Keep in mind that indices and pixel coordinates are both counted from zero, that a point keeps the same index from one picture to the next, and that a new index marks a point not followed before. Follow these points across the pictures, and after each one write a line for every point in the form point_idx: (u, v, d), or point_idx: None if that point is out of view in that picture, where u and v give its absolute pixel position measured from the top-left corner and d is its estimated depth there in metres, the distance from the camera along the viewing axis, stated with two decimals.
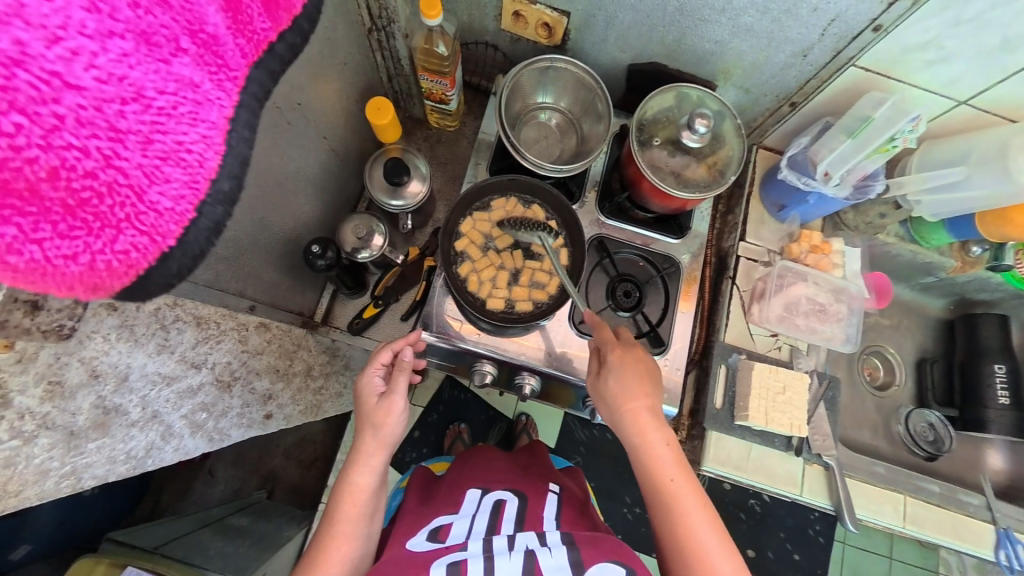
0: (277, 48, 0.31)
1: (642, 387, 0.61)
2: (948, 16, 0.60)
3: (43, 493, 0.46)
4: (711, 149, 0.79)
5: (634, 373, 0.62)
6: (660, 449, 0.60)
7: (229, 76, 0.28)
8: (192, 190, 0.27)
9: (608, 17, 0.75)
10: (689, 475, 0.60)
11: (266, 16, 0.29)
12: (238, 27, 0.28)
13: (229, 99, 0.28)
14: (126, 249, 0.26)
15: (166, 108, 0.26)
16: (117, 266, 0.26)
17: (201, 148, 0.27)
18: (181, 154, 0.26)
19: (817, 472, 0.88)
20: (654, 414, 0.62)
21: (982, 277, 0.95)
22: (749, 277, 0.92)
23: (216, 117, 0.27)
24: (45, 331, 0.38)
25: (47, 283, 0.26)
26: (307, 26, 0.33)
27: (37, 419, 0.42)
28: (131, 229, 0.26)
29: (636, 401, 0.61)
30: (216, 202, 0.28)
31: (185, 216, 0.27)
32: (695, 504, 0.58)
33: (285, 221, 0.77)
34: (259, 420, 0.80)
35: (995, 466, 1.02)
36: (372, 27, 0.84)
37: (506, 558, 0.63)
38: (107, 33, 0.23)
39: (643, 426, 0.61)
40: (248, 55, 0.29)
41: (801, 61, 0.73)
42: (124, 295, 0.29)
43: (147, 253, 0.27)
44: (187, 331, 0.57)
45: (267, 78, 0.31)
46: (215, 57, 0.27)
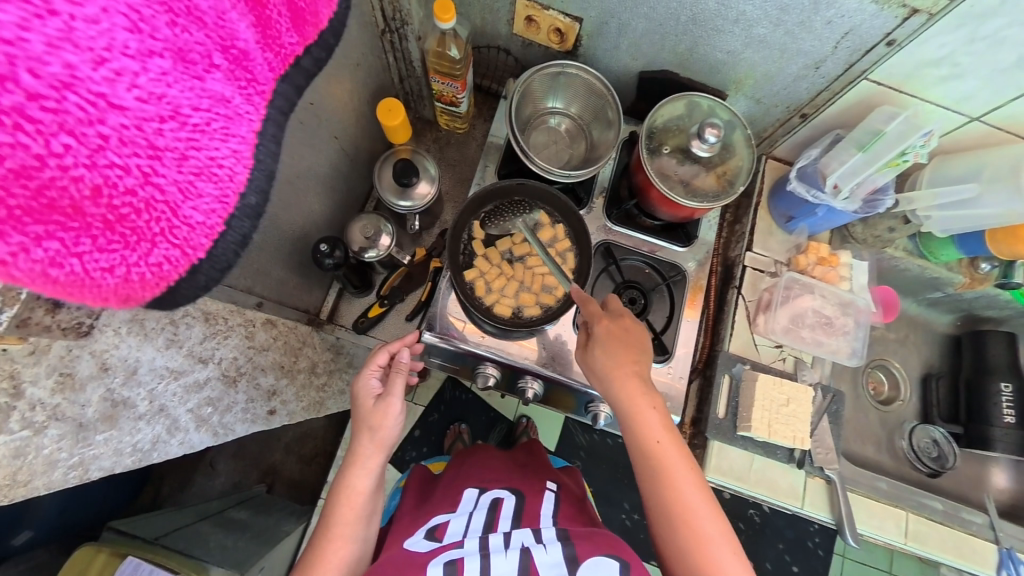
0: (303, 62, 0.32)
1: (626, 351, 0.62)
2: (962, 33, 0.60)
3: (51, 484, 0.46)
4: (721, 158, 0.78)
5: (618, 343, 0.63)
6: (646, 410, 0.60)
7: (258, 91, 0.28)
8: (223, 205, 0.28)
9: (621, 25, 0.76)
10: (674, 435, 0.61)
11: (294, 31, 0.30)
12: (267, 42, 0.29)
13: (257, 113, 0.29)
14: (160, 262, 0.27)
15: (201, 124, 0.26)
16: (150, 278, 0.27)
17: (232, 162, 0.28)
18: (213, 170, 0.27)
19: (818, 484, 0.87)
20: (641, 377, 0.62)
21: (990, 294, 0.95)
22: (755, 287, 0.92)
23: (246, 131, 0.28)
24: (64, 328, 0.39)
25: (83, 295, 0.26)
26: (331, 40, 0.34)
27: (48, 410, 0.43)
28: (165, 243, 0.27)
29: (625, 367, 0.62)
30: (244, 216, 0.29)
31: (215, 230, 0.28)
32: (684, 469, 0.59)
33: (294, 219, 0.78)
34: (263, 415, 0.81)
35: (999, 485, 1.01)
36: (385, 28, 0.85)
37: (502, 556, 0.64)
38: (147, 52, 0.23)
39: (633, 394, 0.61)
40: (275, 68, 0.30)
41: (813, 73, 0.73)
42: (154, 303, 0.30)
43: (178, 266, 0.28)
44: (195, 327, 0.58)
45: (291, 92, 0.31)
46: (245, 71, 0.28)
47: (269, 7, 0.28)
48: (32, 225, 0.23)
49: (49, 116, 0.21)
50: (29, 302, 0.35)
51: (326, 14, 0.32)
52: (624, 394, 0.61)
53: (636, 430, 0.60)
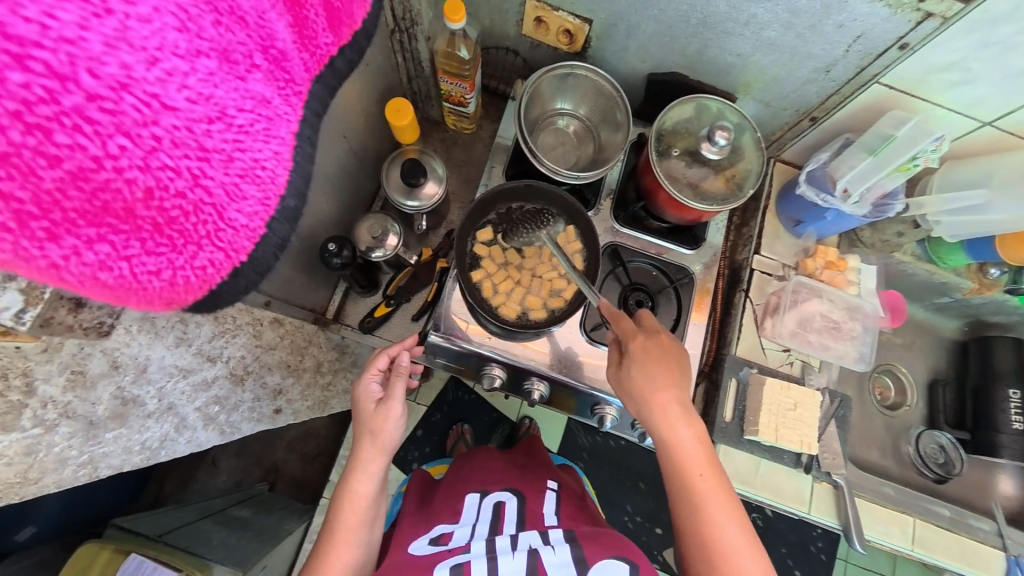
0: (337, 63, 0.32)
1: (668, 376, 0.60)
2: (974, 38, 0.60)
3: (61, 481, 0.46)
4: (729, 161, 0.78)
5: (659, 367, 0.60)
6: (684, 435, 0.59)
7: (295, 91, 0.28)
8: (265, 207, 0.28)
9: (631, 27, 0.75)
10: (711, 459, 0.60)
11: (329, 32, 0.30)
12: (303, 42, 0.29)
13: (294, 113, 0.29)
14: (204, 265, 0.28)
15: (245, 125, 0.26)
16: (193, 280, 0.28)
17: (274, 164, 0.28)
18: (257, 172, 0.27)
19: (824, 489, 0.87)
20: (682, 403, 0.60)
21: (999, 300, 0.94)
22: (762, 291, 0.91)
23: (286, 132, 0.28)
24: (84, 328, 0.39)
25: (128, 298, 0.27)
26: (364, 42, 0.34)
27: (59, 408, 0.43)
28: (210, 246, 0.27)
29: (663, 391, 0.59)
30: (282, 218, 0.30)
31: (257, 233, 0.29)
32: (718, 494, 0.58)
33: (302, 219, 0.78)
34: (268, 414, 0.81)
35: (1005, 492, 1.01)
36: (394, 28, 0.85)
37: (510, 557, 0.64)
38: (196, 52, 0.23)
39: (670, 419, 0.59)
40: (310, 68, 0.30)
41: (823, 77, 0.73)
42: (195, 306, 0.30)
43: (221, 269, 0.28)
44: (205, 326, 0.58)
45: (325, 92, 0.32)
46: (283, 72, 0.28)
47: (305, 7, 0.28)
48: (85, 228, 0.23)
49: (106, 117, 0.21)
50: (53, 301, 0.35)
51: (359, 15, 0.32)
52: (663, 419, 0.59)
53: (673, 456, 0.59)
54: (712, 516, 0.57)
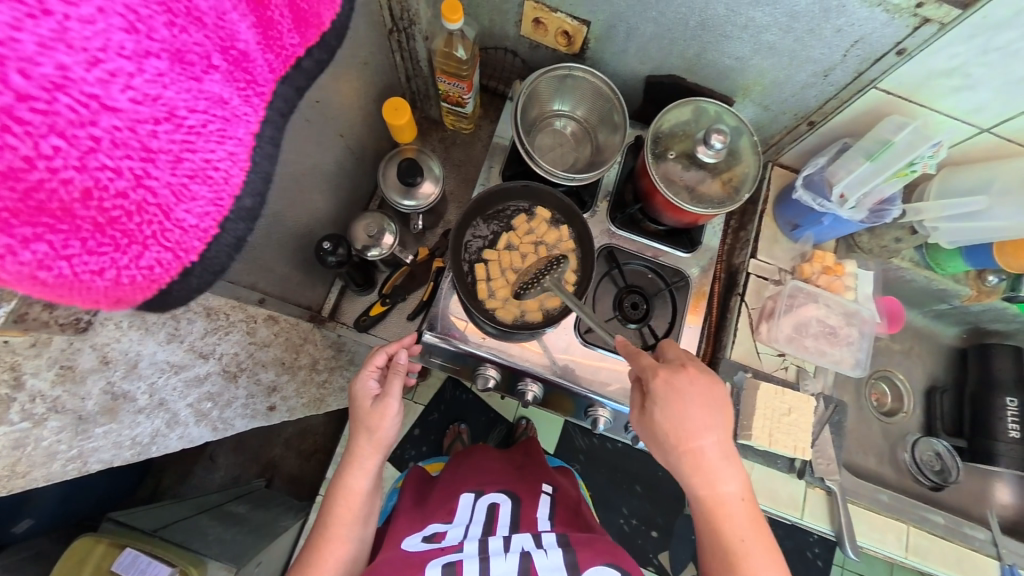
0: (304, 63, 0.32)
1: (703, 419, 0.57)
2: (974, 44, 0.59)
3: (50, 475, 0.46)
4: (726, 165, 0.78)
5: (694, 409, 0.57)
6: (723, 482, 0.57)
7: (257, 92, 0.28)
8: (217, 207, 0.27)
9: (629, 29, 0.75)
10: (748, 504, 0.58)
11: (296, 33, 0.30)
12: (268, 42, 0.29)
13: (255, 115, 0.28)
14: (150, 265, 0.27)
15: (197, 126, 0.26)
16: (140, 281, 0.27)
17: (228, 165, 0.27)
18: (208, 173, 0.26)
19: (818, 496, 0.87)
20: (718, 447, 0.58)
21: (997, 307, 0.93)
22: (759, 294, 0.90)
23: (243, 133, 0.28)
24: (63, 324, 0.39)
25: (72, 297, 0.26)
26: (333, 42, 0.34)
27: (48, 402, 0.43)
28: (156, 246, 0.26)
29: (699, 435, 0.57)
30: (239, 219, 0.29)
31: (208, 233, 0.28)
32: (754, 543, 0.57)
33: (297, 216, 0.79)
34: (262, 411, 0.81)
35: (1003, 501, 1.00)
36: (393, 27, 0.85)
37: (502, 558, 0.64)
38: (144, 53, 0.23)
39: (702, 465, 0.57)
40: (275, 69, 0.30)
41: (822, 81, 0.73)
42: (148, 306, 0.29)
43: (170, 269, 0.27)
44: (197, 322, 0.58)
45: (292, 93, 0.31)
46: (244, 73, 0.28)
47: (269, 8, 0.29)
48: (21, 227, 0.23)
49: (38, 118, 0.21)
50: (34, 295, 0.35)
51: (328, 15, 0.32)
52: (696, 465, 0.57)
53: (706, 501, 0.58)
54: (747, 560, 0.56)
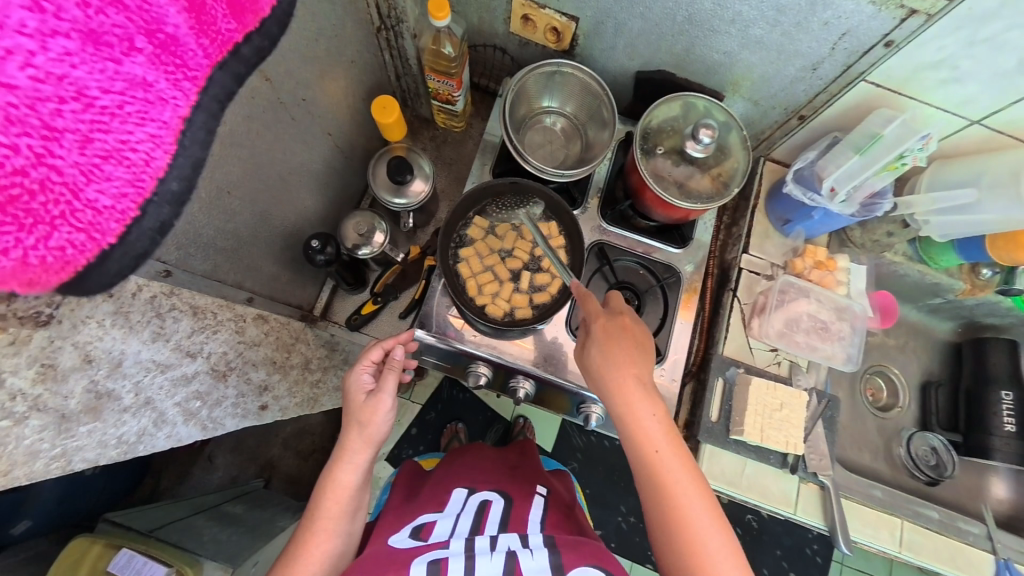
0: (243, 50, 0.30)
1: (628, 355, 0.58)
2: (962, 35, 0.59)
3: (32, 474, 0.46)
4: (716, 160, 0.78)
5: (620, 346, 0.59)
6: (648, 420, 0.57)
7: (188, 77, 0.28)
8: (136, 189, 0.27)
9: (618, 24, 0.75)
10: (679, 446, 0.57)
11: (231, 18, 0.29)
12: (201, 28, 0.28)
13: (186, 99, 0.28)
14: (61, 246, 0.26)
15: (110, 107, 0.26)
16: (51, 262, 0.26)
17: (149, 147, 0.27)
18: (123, 153, 0.26)
19: (811, 491, 0.86)
20: (644, 384, 0.58)
21: (991, 301, 0.93)
22: (751, 290, 0.90)
23: (169, 117, 0.27)
24: (21, 318, 0.39)
25: None
26: (276, 29, 0.32)
27: (29, 400, 0.43)
28: (66, 226, 0.26)
29: (624, 370, 0.58)
30: (163, 202, 0.28)
31: (126, 215, 0.27)
32: (687, 484, 0.55)
33: (285, 215, 0.79)
34: (254, 411, 0.80)
35: (999, 496, 1.00)
36: (381, 25, 0.85)
37: (487, 558, 0.63)
38: (49, 32, 0.23)
39: (630, 400, 0.57)
40: (211, 56, 0.29)
41: (811, 75, 0.72)
42: (64, 290, 0.29)
43: (83, 251, 0.27)
44: (183, 321, 0.58)
45: (230, 81, 0.30)
46: (173, 57, 0.27)
47: None
48: None
49: None
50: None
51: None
52: (623, 401, 0.57)
53: (632, 434, 0.57)
54: (677, 495, 0.55)
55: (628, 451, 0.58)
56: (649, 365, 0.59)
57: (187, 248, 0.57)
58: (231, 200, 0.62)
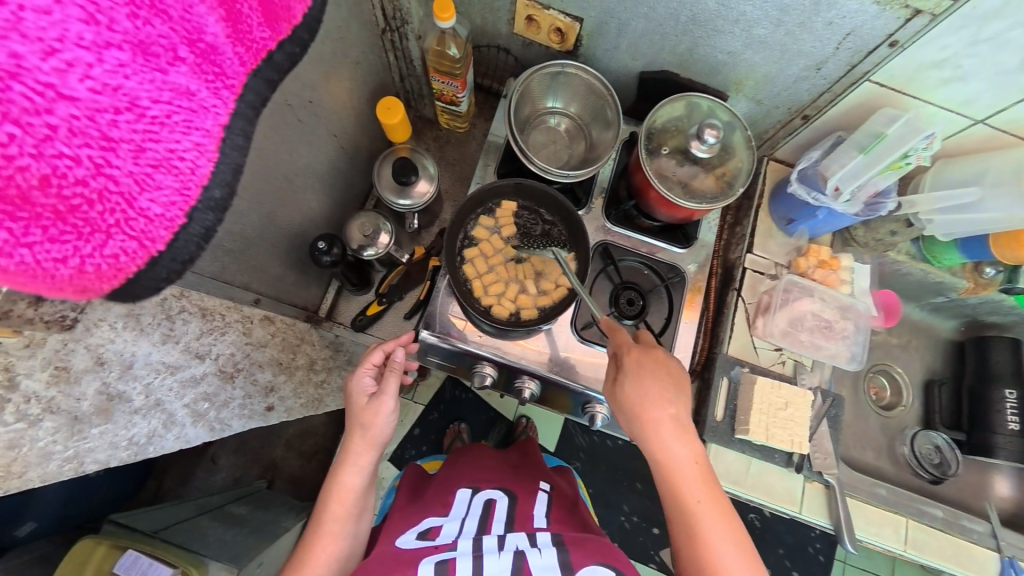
0: (276, 56, 0.31)
1: (662, 394, 0.57)
2: (965, 34, 0.59)
3: (45, 476, 0.46)
4: (720, 160, 0.78)
5: (653, 383, 0.58)
6: (680, 456, 0.57)
7: (226, 85, 0.28)
8: (184, 197, 0.27)
9: (622, 25, 0.75)
10: (709, 481, 0.57)
11: (265, 26, 0.30)
12: (237, 36, 0.29)
13: (225, 107, 0.28)
14: (115, 254, 0.27)
15: (160, 117, 0.26)
16: (106, 269, 0.27)
17: (194, 155, 0.27)
18: (173, 162, 0.26)
19: (816, 489, 0.87)
20: (677, 421, 0.58)
21: (994, 299, 0.93)
22: (754, 290, 0.91)
23: (211, 125, 0.28)
24: (46, 321, 0.40)
25: (34, 286, 0.26)
26: (306, 36, 0.33)
27: (42, 403, 0.43)
28: (120, 234, 0.26)
29: (658, 409, 0.57)
30: (206, 209, 0.28)
31: (175, 222, 0.27)
32: (717, 518, 0.56)
33: (292, 216, 0.79)
34: (261, 412, 0.80)
35: (1001, 493, 1.00)
36: (385, 27, 0.86)
37: (495, 557, 0.64)
38: (104, 44, 0.23)
39: (664, 441, 0.57)
40: (247, 62, 0.30)
41: (814, 74, 0.73)
42: (115, 296, 0.29)
43: (135, 258, 0.27)
44: (192, 322, 0.59)
45: (264, 86, 0.31)
46: (213, 65, 0.28)
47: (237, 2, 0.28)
48: None
49: None
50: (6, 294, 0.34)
51: (298, 9, 0.32)
52: (655, 439, 0.57)
53: (663, 469, 0.57)
54: (710, 538, 0.55)
55: (661, 488, 0.59)
56: (683, 401, 0.58)
57: None
58: (238, 201, 0.62)
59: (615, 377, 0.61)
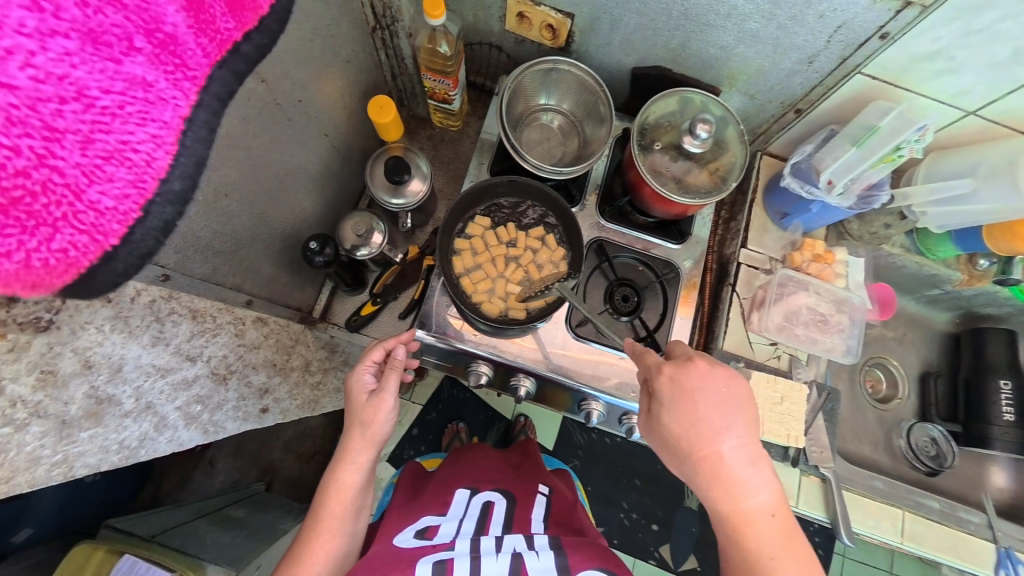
0: (243, 48, 0.30)
1: (713, 427, 0.52)
2: (957, 26, 0.59)
3: (35, 481, 0.45)
4: (713, 155, 0.78)
5: (698, 413, 0.53)
6: (740, 495, 0.52)
7: (188, 76, 0.28)
8: (138, 190, 0.27)
9: (613, 20, 0.75)
10: (773, 516, 0.52)
11: (230, 16, 0.29)
12: (200, 26, 0.28)
13: (186, 98, 0.28)
14: (63, 248, 0.26)
15: (112, 107, 0.26)
16: (54, 264, 0.26)
17: (150, 147, 0.27)
18: (125, 154, 0.26)
19: (813, 483, 0.87)
20: (732, 457, 0.52)
21: (989, 291, 0.94)
22: (749, 284, 0.90)
23: (170, 116, 0.27)
24: (21, 323, 0.39)
25: None
26: (276, 27, 0.32)
27: (30, 407, 0.42)
28: (69, 228, 0.26)
29: (708, 446, 0.52)
30: (167, 202, 0.28)
31: (129, 215, 0.27)
32: (781, 556, 0.52)
33: (283, 216, 0.78)
34: (256, 412, 0.79)
35: (998, 484, 1.00)
36: (376, 25, 0.85)
37: (492, 559, 0.63)
38: (48, 33, 0.23)
39: (726, 478, 0.52)
40: (210, 54, 0.29)
41: (807, 68, 0.72)
42: (69, 291, 0.28)
43: (87, 252, 0.27)
44: (182, 324, 0.58)
45: (231, 78, 0.30)
46: (173, 56, 0.27)
47: None
48: None
49: None
50: None
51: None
52: (706, 475, 0.53)
53: (718, 507, 0.53)
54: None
55: (716, 522, 0.55)
56: (740, 430, 0.52)
57: (184, 251, 0.56)
58: (229, 202, 0.62)
59: (653, 407, 0.57)
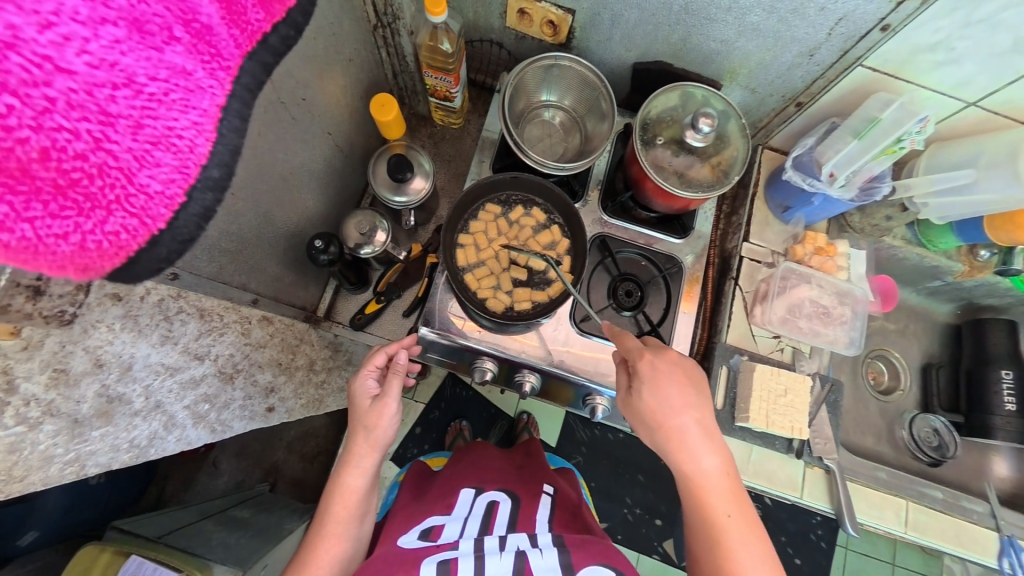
0: (270, 39, 0.31)
1: (683, 399, 0.55)
2: (957, 17, 0.59)
3: (48, 480, 0.46)
4: (716, 148, 0.78)
5: (672, 386, 0.55)
6: (708, 465, 0.54)
7: (222, 66, 0.28)
8: (183, 175, 0.27)
9: (614, 16, 0.75)
10: (737, 492, 0.54)
11: (259, 8, 0.30)
12: (232, 17, 0.28)
13: (221, 88, 0.28)
14: (116, 231, 0.26)
15: (158, 94, 0.26)
16: (107, 247, 0.27)
17: (193, 134, 0.27)
18: (172, 140, 0.26)
19: (817, 474, 0.88)
20: (701, 427, 0.55)
21: (990, 282, 0.94)
22: (751, 278, 0.91)
23: (207, 105, 0.28)
24: (46, 315, 0.40)
25: (37, 263, 0.25)
26: (301, 19, 0.33)
27: (42, 405, 0.43)
28: (121, 211, 0.26)
29: (679, 416, 0.55)
30: (206, 189, 0.28)
31: (175, 200, 0.27)
32: (744, 531, 0.53)
33: (287, 215, 0.79)
34: (262, 412, 0.80)
35: (1000, 474, 1.01)
36: (377, 23, 0.86)
37: (496, 558, 0.64)
38: (99, 20, 0.23)
39: (690, 447, 0.54)
40: (241, 45, 0.29)
41: (808, 61, 0.73)
42: (114, 276, 0.29)
43: (136, 236, 0.27)
44: (190, 323, 0.59)
45: (259, 70, 0.31)
46: (208, 46, 0.27)
47: None
48: None
49: None
50: (7, 287, 0.35)
51: None
52: (678, 445, 0.54)
53: (688, 478, 0.54)
54: (733, 549, 0.52)
55: (683, 497, 0.56)
56: (706, 405, 0.56)
57: (193, 250, 0.56)
58: (235, 201, 0.62)
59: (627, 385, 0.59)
